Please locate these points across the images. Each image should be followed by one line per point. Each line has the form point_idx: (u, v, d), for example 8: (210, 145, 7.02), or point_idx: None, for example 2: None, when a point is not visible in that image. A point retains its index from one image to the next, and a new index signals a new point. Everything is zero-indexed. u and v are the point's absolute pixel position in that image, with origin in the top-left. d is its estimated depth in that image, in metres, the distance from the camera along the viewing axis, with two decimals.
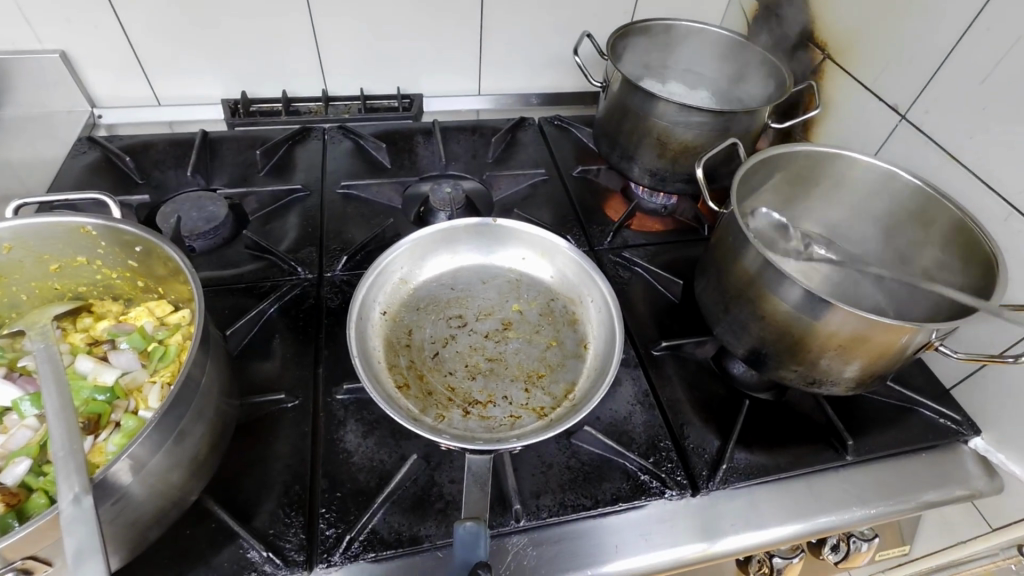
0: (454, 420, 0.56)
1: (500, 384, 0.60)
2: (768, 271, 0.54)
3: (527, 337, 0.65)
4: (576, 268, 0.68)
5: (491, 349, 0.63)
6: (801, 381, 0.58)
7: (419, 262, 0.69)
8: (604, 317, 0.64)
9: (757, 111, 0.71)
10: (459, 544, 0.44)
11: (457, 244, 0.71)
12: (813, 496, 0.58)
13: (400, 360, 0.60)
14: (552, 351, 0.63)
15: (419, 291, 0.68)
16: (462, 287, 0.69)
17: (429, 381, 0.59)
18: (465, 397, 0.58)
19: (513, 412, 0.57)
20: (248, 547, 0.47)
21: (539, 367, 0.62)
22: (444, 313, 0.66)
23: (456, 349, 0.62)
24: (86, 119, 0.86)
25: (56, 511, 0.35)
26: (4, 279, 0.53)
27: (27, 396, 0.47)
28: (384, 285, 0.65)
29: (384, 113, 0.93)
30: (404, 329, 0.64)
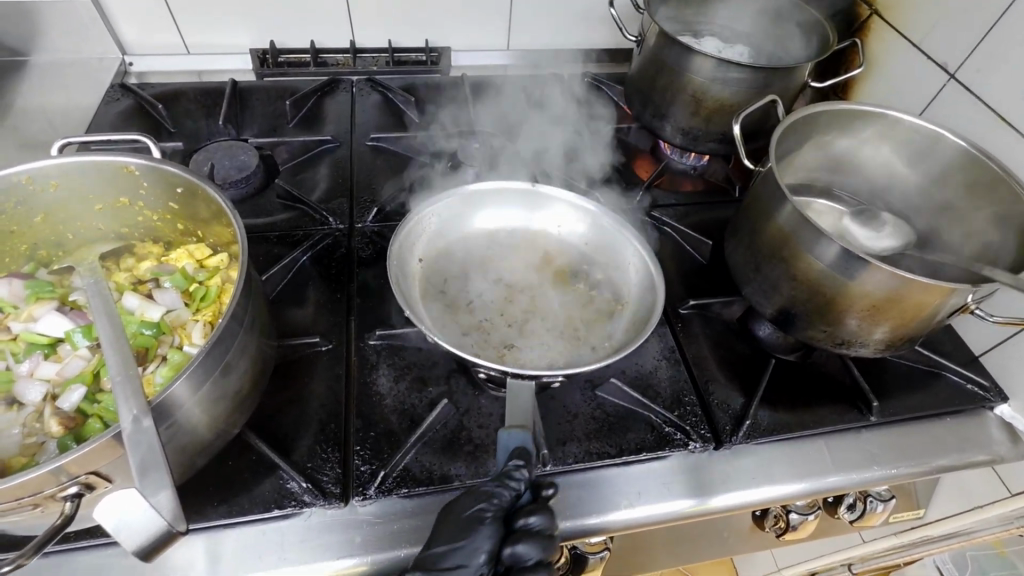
0: (489, 359, 0.58)
1: (535, 329, 0.61)
2: (805, 229, 0.53)
3: (562, 293, 0.65)
4: (613, 226, 0.68)
5: (525, 304, 0.64)
6: (830, 342, 0.58)
7: (452, 216, 0.69)
8: (641, 274, 0.65)
9: (797, 68, 0.69)
10: (506, 450, 0.47)
11: (491, 202, 0.70)
12: (833, 455, 0.58)
13: (430, 306, 0.61)
14: (589, 307, 0.64)
15: (451, 246, 0.68)
16: (496, 245, 0.69)
17: (464, 324, 0.61)
18: (498, 341, 0.60)
19: (548, 356, 0.59)
20: (288, 479, 0.49)
21: (574, 323, 0.63)
22: (476, 269, 0.66)
23: (490, 300, 0.63)
24: (118, 67, 0.87)
25: (117, 430, 0.37)
26: (52, 217, 0.55)
27: (78, 328, 0.50)
28: (421, 236, 0.66)
29: (410, 67, 0.92)
30: (440, 278, 0.64)
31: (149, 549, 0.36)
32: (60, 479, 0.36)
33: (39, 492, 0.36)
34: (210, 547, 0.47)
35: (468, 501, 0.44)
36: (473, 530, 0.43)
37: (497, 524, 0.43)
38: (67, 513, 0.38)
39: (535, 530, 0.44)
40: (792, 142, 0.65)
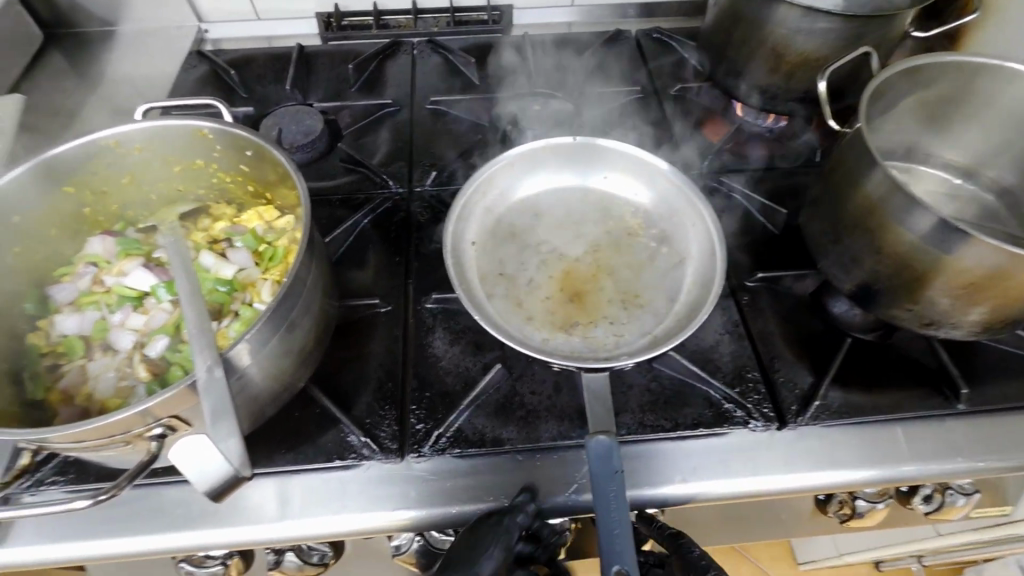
0: (558, 341, 0.57)
1: (598, 305, 0.60)
2: (896, 197, 0.48)
3: (621, 259, 0.63)
4: (677, 190, 0.65)
5: (585, 272, 0.62)
6: (915, 322, 0.53)
7: (511, 180, 0.68)
8: (705, 240, 0.62)
9: (898, 14, 0.61)
10: (592, 457, 0.46)
11: (551, 164, 0.68)
12: (910, 442, 0.54)
13: (492, 292, 0.60)
14: (649, 276, 0.62)
15: (507, 215, 0.67)
16: (554, 211, 0.67)
17: (526, 307, 0.59)
18: (564, 320, 0.58)
19: (615, 331, 0.58)
20: (348, 433, 0.52)
21: (634, 289, 0.61)
22: (535, 239, 0.65)
23: (548, 272, 0.62)
24: (195, 34, 0.90)
25: (192, 379, 0.40)
26: (137, 178, 0.58)
27: (162, 283, 0.53)
28: (478, 203, 0.65)
29: (471, 27, 0.90)
30: (496, 259, 0.63)
31: (223, 488, 0.39)
32: (146, 420, 0.40)
33: (129, 431, 0.40)
34: (278, 491, 0.51)
35: (483, 534, 0.46)
36: (484, 558, 0.44)
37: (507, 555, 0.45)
38: (153, 451, 0.41)
39: None
40: (887, 100, 0.59)
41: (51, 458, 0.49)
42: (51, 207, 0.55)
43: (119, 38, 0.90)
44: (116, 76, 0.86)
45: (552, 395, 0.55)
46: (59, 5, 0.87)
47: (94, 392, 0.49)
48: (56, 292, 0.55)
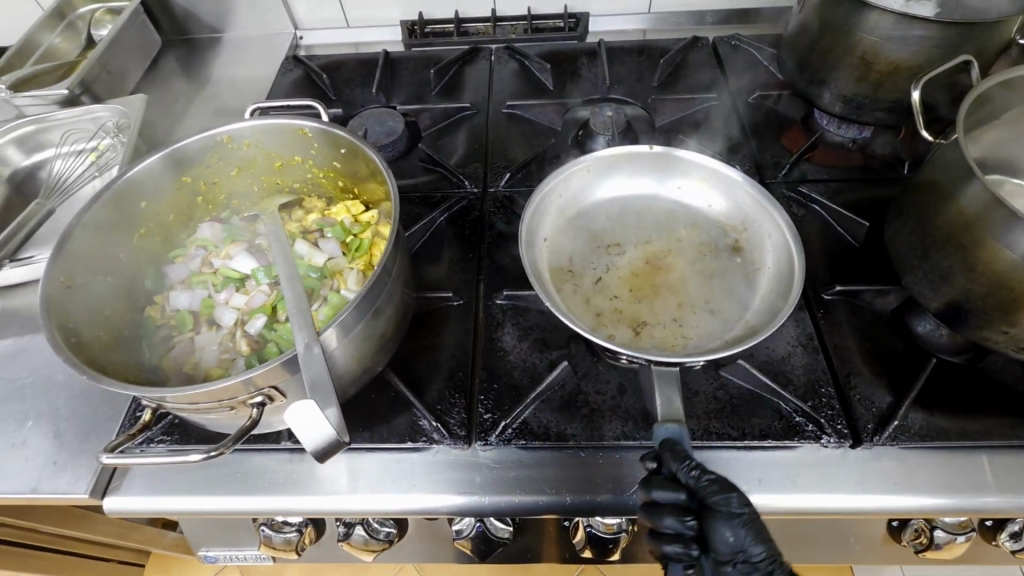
0: (623, 339, 0.57)
1: (665, 308, 0.60)
2: (995, 212, 0.46)
3: (692, 267, 0.64)
4: (753, 198, 0.64)
5: (654, 277, 0.63)
6: (1010, 346, 0.50)
7: (585, 183, 0.68)
8: (781, 251, 0.60)
9: (1003, 21, 0.58)
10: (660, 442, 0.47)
11: (622, 170, 0.69)
12: (999, 473, 0.51)
13: (560, 288, 0.61)
14: (718, 284, 0.62)
15: (577, 216, 0.67)
16: (625, 215, 0.68)
17: (593, 304, 0.60)
18: (631, 319, 0.59)
19: (684, 332, 0.58)
20: (421, 418, 0.55)
21: (704, 296, 0.61)
22: (601, 242, 0.66)
23: (617, 273, 0.63)
24: (291, 40, 0.97)
25: (293, 354, 0.44)
26: (244, 171, 0.64)
27: (262, 268, 0.59)
28: (550, 205, 0.66)
29: (547, 34, 0.92)
30: (564, 256, 0.64)
31: (323, 453, 0.41)
32: (249, 389, 0.44)
33: (235, 397, 0.44)
34: (352, 466, 0.54)
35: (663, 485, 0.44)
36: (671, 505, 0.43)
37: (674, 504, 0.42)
38: (254, 417, 0.45)
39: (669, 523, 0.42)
40: (987, 111, 0.56)
41: (161, 418, 0.55)
42: (171, 194, 0.61)
43: (226, 43, 0.98)
44: (221, 78, 0.93)
45: (617, 396, 0.55)
46: (176, 14, 0.96)
47: (201, 362, 0.55)
48: (170, 271, 0.62)
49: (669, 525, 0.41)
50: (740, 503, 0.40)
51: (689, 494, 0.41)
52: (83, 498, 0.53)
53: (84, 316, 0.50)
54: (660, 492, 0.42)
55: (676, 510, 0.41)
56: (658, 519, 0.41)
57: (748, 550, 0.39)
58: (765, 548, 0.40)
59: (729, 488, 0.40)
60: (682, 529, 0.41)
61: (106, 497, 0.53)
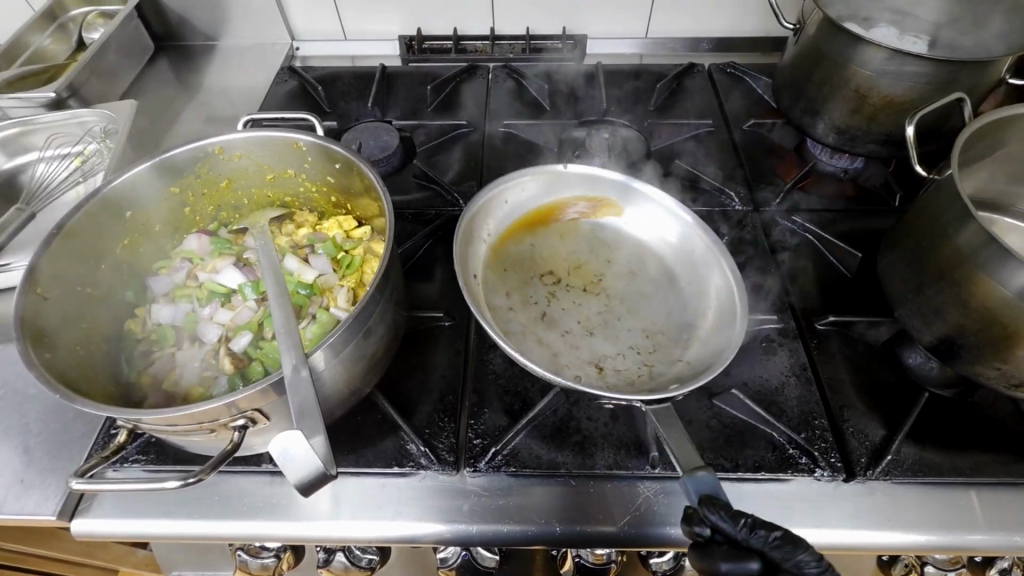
0: (591, 377, 0.56)
1: (614, 335, 0.59)
2: (989, 250, 0.46)
3: (630, 291, 0.64)
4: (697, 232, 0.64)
5: (602, 306, 0.62)
6: (1001, 382, 0.50)
7: (499, 219, 0.66)
8: (720, 282, 0.61)
9: (994, 62, 0.59)
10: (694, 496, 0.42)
11: (531, 196, 0.68)
12: (990, 509, 0.51)
13: (515, 333, 0.58)
14: (656, 312, 0.62)
15: (505, 253, 0.65)
16: (562, 244, 0.67)
17: (546, 343, 0.58)
18: (589, 354, 0.58)
19: (646, 361, 0.58)
20: (408, 442, 0.53)
21: (645, 324, 0.61)
22: (539, 274, 0.64)
23: (560, 307, 0.61)
24: (287, 51, 0.96)
25: (279, 376, 0.42)
26: (234, 182, 0.63)
27: (249, 282, 0.58)
28: (473, 248, 0.62)
29: (545, 54, 0.92)
30: (504, 296, 0.61)
31: (309, 485, 0.39)
32: (232, 411, 0.42)
33: (217, 420, 0.42)
34: (335, 490, 0.53)
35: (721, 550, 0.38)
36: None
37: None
38: (236, 441, 0.43)
39: None
40: (979, 149, 0.56)
41: (137, 436, 0.52)
42: (158, 205, 0.60)
43: (220, 52, 0.97)
44: (213, 86, 0.92)
45: (609, 424, 0.54)
46: (171, 19, 0.95)
47: (181, 379, 0.53)
48: (154, 283, 0.61)
49: None
50: (818, 560, 0.35)
51: (761, 560, 0.37)
52: (50, 520, 0.51)
53: (61, 329, 0.48)
54: (727, 563, 0.37)
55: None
56: None
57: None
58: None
59: (799, 542, 0.36)
60: None
61: (74, 519, 0.51)
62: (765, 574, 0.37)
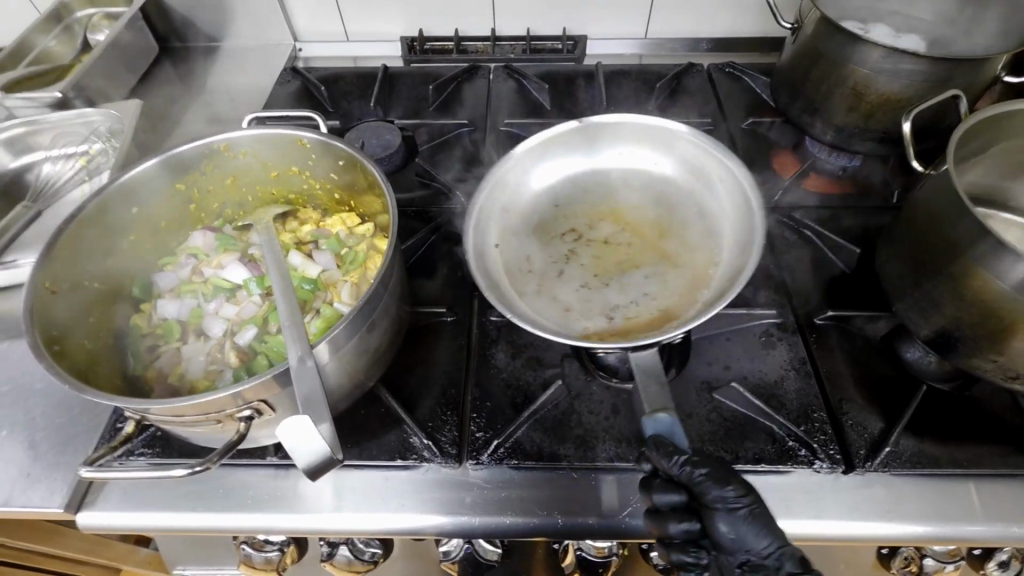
0: (600, 326, 0.57)
1: (630, 284, 0.60)
2: (985, 244, 0.47)
3: (648, 232, 0.65)
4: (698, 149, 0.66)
5: (618, 256, 0.62)
6: (999, 375, 0.51)
7: (516, 181, 0.67)
8: (736, 195, 0.62)
9: (990, 59, 0.60)
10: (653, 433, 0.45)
11: (548, 156, 0.69)
12: (988, 501, 0.51)
13: (528, 291, 0.59)
14: (676, 246, 0.63)
15: (524, 213, 0.66)
16: (579, 199, 0.68)
17: (560, 298, 0.59)
18: (602, 305, 0.58)
19: (658, 304, 0.58)
20: (411, 434, 0.54)
21: (663, 260, 0.62)
22: (556, 231, 0.65)
23: (576, 263, 0.62)
24: (290, 52, 0.97)
25: (285, 367, 0.43)
26: (238, 180, 0.64)
27: (253, 277, 0.58)
28: (490, 210, 0.63)
29: (546, 55, 0.93)
30: (520, 256, 0.62)
31: (318, 470, 0.40)
32: (237, 402, 0.42)
33: (223, 411, 0.43)
34: (338, 483, 0.53)
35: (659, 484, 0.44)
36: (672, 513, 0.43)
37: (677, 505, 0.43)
38: (242, 432, 0.44)
39: (681, 525, 0.42)
40: (975, 145, 0.57)
41: (143, 430, 0.53)
42: (165, 200, 0.60)
43: (224, 53, 0.98)
44: (217, 87, 0.93)
45: (610, 417, 0.55)
46: (175, 21, 0.96)
47: (186, 372, 0.53)
48: (160, 280, 0.61)
49: (672, 529, 0.42)
50: (737, 495, 0.40)
51: (687, 492, 0.42)
52: (57, 513, 0.51)
53: (68, 323, 0.49)
54: (659, 494, 0.43)
55: (677, 513, 0.42)
56: (662, 525, 0.42)
57: (750, 546, 0.39)
58: (774, 541, 0.40)
59: (722, 479, 0.41)
60: (686, 532, 0.42)
61: (80, 512, 0.51)
62: (693, 504, 0.42)
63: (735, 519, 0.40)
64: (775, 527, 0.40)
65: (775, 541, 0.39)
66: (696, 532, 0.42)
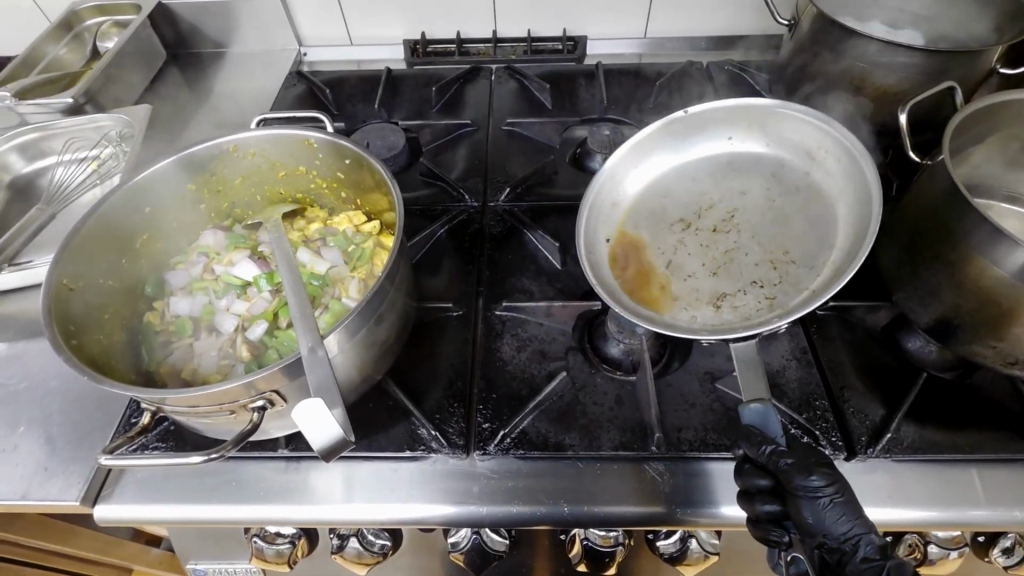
0: (707, 316, 0.56)
1: (746, 272, 0.58)
2: (982, 230, 0.47)
3: (761, 219, 0.62)
4: (813, 130, 0.61)
5: (729, 242, 0.61)
6: (997, 360, 0.51)
7: (620, 182, 0.66)
8: (851, 175, 0.58)
9: (986, 51, 0.61)
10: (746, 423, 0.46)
11: (649, 152, 0.67)
12: (990, 486, 0.52)
13: (638, 284, 0.59)
14: (786, 231, 0.60)
15: (633, 210, 0.65)
16: (688, 187, 0.66)
17: (670, 289, 0.59)
18: (713, 294, 0.57)
19: (767, 294, 0.56)
20: (419, 426, 0.55)
21: (772, 248, 0.59)
22: (665, 222, 0.64)
23: (687, 252, 0.61)
24: (295, 56, 0.99)
25: (296, 357, 0.44)
26: (247, 180, 0.65)
27: (263, 274, 0.60)
28: (600, 212, 0.63)
29: (547, 55, 0.95)
30: (632, 249, 0.62)
31: (331, 451, 0.42)
32: (250, 392, 0.44)
33: (236, 401, 0.44)
34: (347, 476, 0.54)
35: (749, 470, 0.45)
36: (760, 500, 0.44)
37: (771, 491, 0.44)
38: (255, 421, 0.45)
39: (767, 510, 0.44)
40: (972, 134, 0.58)
41: (157, 425, 0.54)
42: (176, 200, 0.62)
43: (229, 58, 1.00)
44: (223, 91, 0.95)
45: (615, 407, 0.56)
46: (181, 28, 0.98)
47: (199, 368, 0.55)
48: (171, 278, 0.63)
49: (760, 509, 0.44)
50: (820, 484, 0.41)
51: (774, 477, 0.43)
52: (74, 505, 0.52)
53: (84, 319, 0.50)
54: (748, 479, 0.44)
55: (764, 495, 0.44)
56: (752, 504, 0.44)
57: (830, 530, 0.40)
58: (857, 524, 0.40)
59: (807, 468, 0.41)
60: (772, 511, 0.44)
61: (96, 505, 0.53)
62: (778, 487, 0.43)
63: (819, 507, 0.41)
64: (860, 514, 0.41)
65: (857, 525, 0.40)
66: (779, 512, 0.43)
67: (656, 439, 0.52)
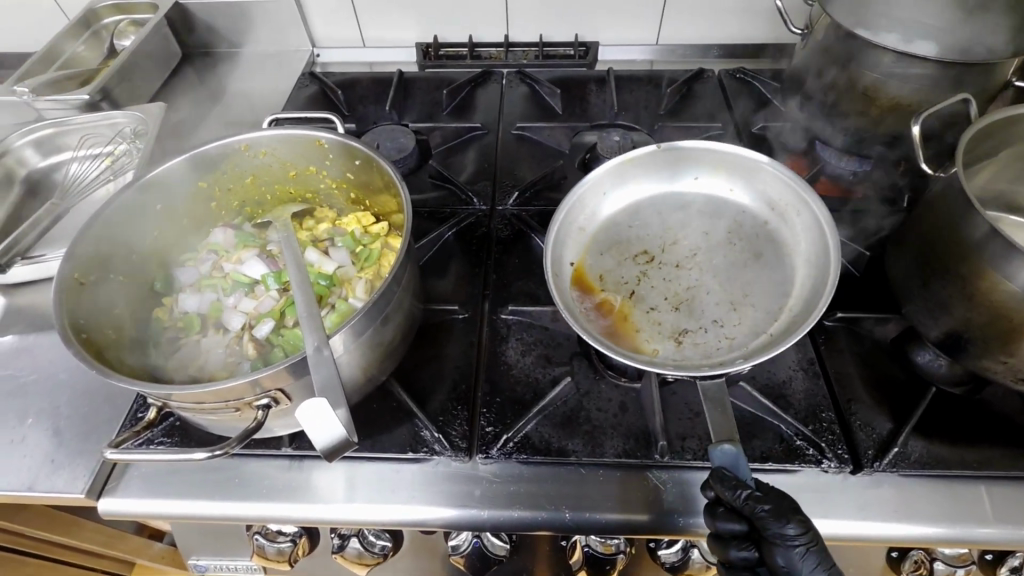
0: (668, 351, 0.56)
1: (706, 312, 0.59)
2: (994, 245, 0.47)
3: (722, 260, 0.63)
4: (777, 180, 0.64)
5: (689, 278, 0.61)
6: (1009, 376, 0.51)
7: (593, 204, 0.66)
8: (813, 230, 0.60)
9: (1001, 63, 0.60)
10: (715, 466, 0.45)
11: (624, 177, 0.67)
12: (998, 503, 0.51)
13: (600, 312, 0.59)
14: (745, 275, 0.62)
15: (601, 234, 0.66)
16: (654, 219, 0.67)
17: (632, 318, 0.59)
18: (673, 328, 0.58)
19: (727, 334, 0.57)
20: (422, 428, 0.55)
21: (731, 289, 0.60)
22: (628, 253, 0.64)
23: (649, 285, 0.61)
24: (308, 57, 1.00)
25: (302, 357, 0.44)
26: (258, 179, 0.65)
27: (271, 273, 0.60)
28: (570, 231, 0.64)
29: (558, 60, 0.95)
30: (597, 275, 0.62)
31: (335, 450, 0.41)
32: (256, 390, 0.44)
33: (241, 398, 0.44)
34: (349, 476, 0.54)
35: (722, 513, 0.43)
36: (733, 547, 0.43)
37: (745, 538, 0.42)
38: (259, 419, 0.45)
39: (739, 556, 0.42)
40: (985, 148, 0.57)
41: (163, 420, 0.55)
42: (187, 198, 0.62)
43: (244, 58, 1.01)
44: (237, 90, 0.96)
45: (619, 414, 0.56)
46: (197, 27, 0.99)
47: (206, 364, 0.55)
48: (182, 274, 0.63)
49: (732, 556, 0.42)
50: (797, 531, 0.40)
51: (748, 523, 0.42)
52: (79, 498, 0.53)
53: (94, 314, 0.51)
54: (721, 522, 0.43)
55: (737, 542, 0.43)
56: (723, 550, 0.43)
57: None
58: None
59: (784, 516, 0.40)
60: (745, 559, 0.42)
61: (101, 498, 0.53)
62: (753, 533, 0.42)
63: (794, 556, 0.40)
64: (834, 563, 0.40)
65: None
66: (754, 559, 0.42)
67: (660, 447, 0.52)
